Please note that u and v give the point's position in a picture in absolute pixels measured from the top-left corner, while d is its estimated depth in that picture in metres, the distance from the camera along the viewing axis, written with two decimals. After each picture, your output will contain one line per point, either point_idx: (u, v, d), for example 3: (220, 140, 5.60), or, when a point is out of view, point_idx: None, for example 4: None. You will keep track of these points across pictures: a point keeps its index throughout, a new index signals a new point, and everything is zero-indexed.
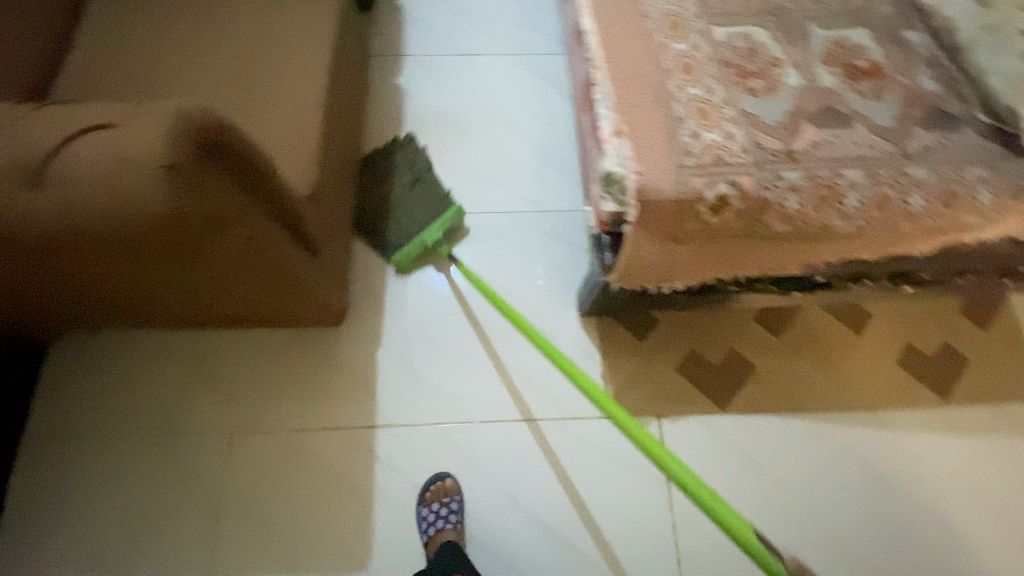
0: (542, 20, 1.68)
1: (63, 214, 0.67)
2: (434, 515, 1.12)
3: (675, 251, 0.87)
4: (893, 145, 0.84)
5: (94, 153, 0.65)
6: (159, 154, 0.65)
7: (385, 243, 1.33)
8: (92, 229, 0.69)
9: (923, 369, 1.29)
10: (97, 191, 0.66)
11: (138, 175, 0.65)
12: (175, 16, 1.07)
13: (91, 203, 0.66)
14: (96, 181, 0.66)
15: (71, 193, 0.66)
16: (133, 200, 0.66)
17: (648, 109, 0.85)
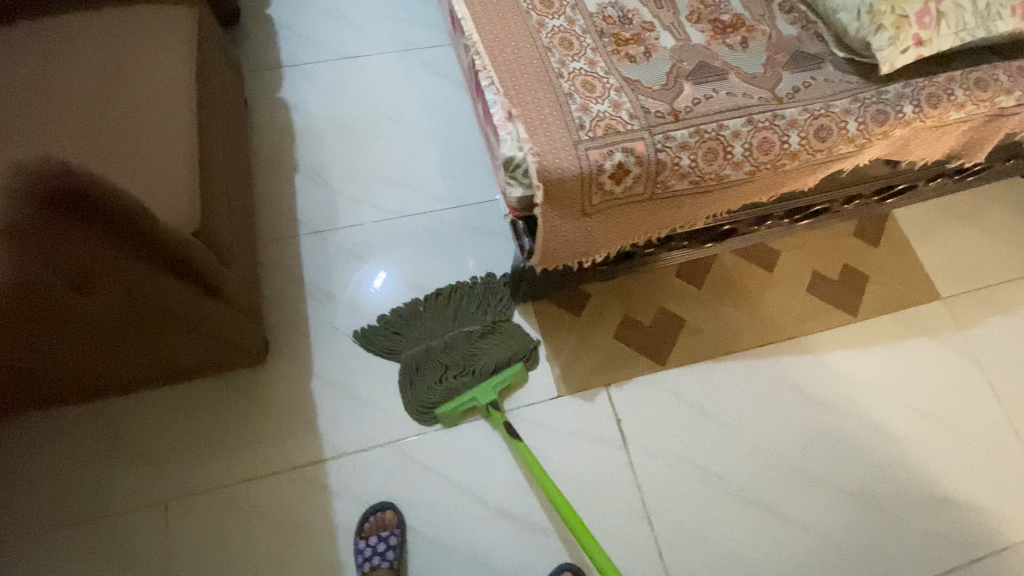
0: (423, 13, 1.63)
1: None
2: (369, 549, 1.07)
3: (588, 224, 0.88)
4: (766, 91, 0.88)
5: None
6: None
7: (430, 389, 1.19)
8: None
9: (831, 292, 1.40)
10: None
11: None
12: (2, 58, 0.94)
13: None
14: None
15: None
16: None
17: (535, 89, 0.85)
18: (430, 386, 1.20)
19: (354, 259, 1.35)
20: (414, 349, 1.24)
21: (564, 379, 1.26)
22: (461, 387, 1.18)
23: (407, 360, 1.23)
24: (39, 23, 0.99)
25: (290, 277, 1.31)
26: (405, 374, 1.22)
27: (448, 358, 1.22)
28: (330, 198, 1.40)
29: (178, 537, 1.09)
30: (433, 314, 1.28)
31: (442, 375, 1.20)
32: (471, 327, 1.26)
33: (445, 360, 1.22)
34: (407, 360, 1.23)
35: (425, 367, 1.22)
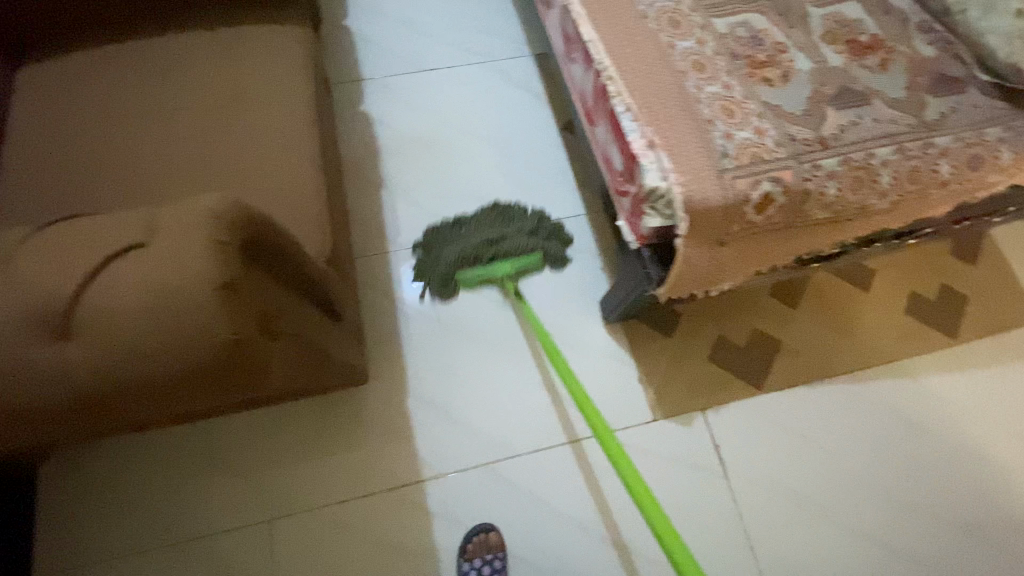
0: (501, 22, 1.61)
1: (94, 377, 0.48)
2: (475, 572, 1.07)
3: (723, 253, 0.86)
4: (912, 116, 0.85)
5: (125, 288, 0.47)
6: (212, 276, 0.48)
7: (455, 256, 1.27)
8: (130, 385, 0.49)
9: (930, 313, 1.36)
10: (139, 337, 0.47)
11: (189, 310, 0.47)
12: (122, 79, 0.94)
13: (131, 350, 0.47)
14: (135, 327, 0.47)
15: (101, 346, 0.47)
16: (195, 343, 0.48)
17: (675, 115, 0.82)
18: (455, 254, 1.27)
19: None
20: (450, 226, 1.32)
21: (659, 401, 1.23)
22: (483, 257, 1.26)
23: (440, 235, 1.31)
24: (153, 41, 0.98)
25: (381, 294, 1.31)
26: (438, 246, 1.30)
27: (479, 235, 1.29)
28: (416, 213, 1.39)
29: (284, 557, 1.10)
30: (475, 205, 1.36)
31: (468, 246, 1.27)
32: (505, 215, 1.34)
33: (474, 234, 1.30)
34: (444, 235, 1.31)
35: (455, 238, 1.30)
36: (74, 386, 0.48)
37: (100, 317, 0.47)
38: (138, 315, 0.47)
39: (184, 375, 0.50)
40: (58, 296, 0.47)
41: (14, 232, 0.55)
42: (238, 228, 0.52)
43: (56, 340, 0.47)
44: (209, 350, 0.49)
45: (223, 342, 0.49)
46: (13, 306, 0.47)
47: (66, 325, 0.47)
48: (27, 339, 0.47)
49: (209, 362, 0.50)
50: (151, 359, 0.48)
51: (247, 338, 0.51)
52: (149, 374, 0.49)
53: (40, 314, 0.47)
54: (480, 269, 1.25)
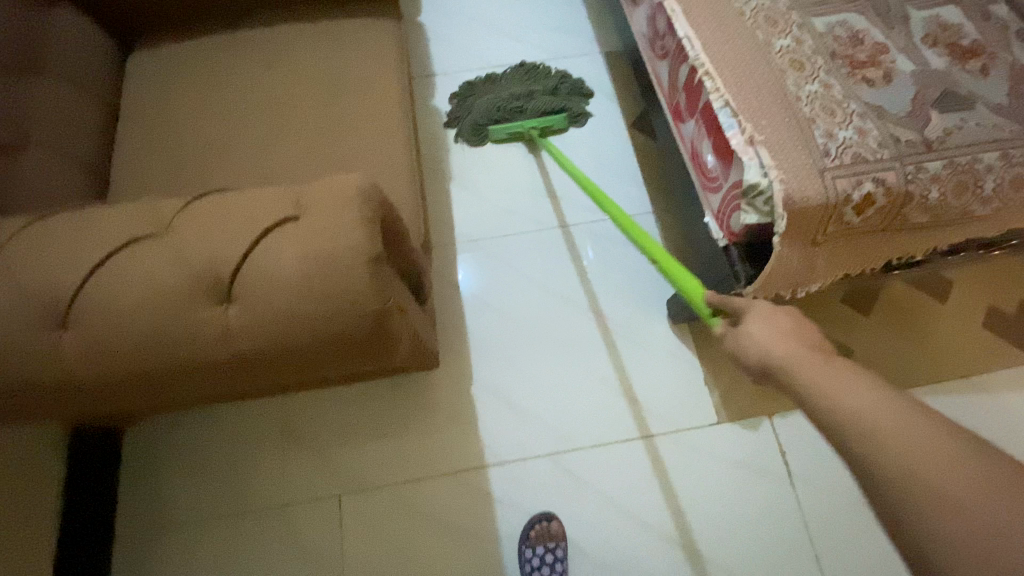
0: (570, 19, 1.62)
1: (251, 336, 0.51)
2: (537, 559, 1.09)
3: (815, 254, 0.85)
4: (1019, 123, 0.83)
5: (287, 258, 0.50)
6: (366, 246, 0.51)
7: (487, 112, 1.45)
8: (281, 352, 0.52)
9: (1009, 328, 1.31)
10: (297, 305, 0.50)
11: (343, 278, 0.50)
12: (228, 65, 0.98)
13: (287, 317, 0.51)
14: (296, 293, 0.50)
15: (262, 312, 0.50)
16: (345, 311, 0.51)
17: (774, 113, 0.82)
18: (487, 110, 1.45)
19: (507, 268, 1.35)
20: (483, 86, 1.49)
21: (724, 403, 1.22)
22: (513, 113, 1.44)
23: (472, 93, 1.49)
24: (256, 30, 1.02)
25: (447, 281, 1.34)
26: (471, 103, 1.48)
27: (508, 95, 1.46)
28: (485, 206, 1.41)
29: (352, 531, 1.13)
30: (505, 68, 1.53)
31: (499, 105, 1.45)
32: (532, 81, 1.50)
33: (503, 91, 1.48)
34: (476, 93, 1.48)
35: (486, 96, 1.48)
36: (231, 351, 0.52)
37: (262, 285, 0.50)
38: (296, 284, 0.50)
39: (330, 344, 0.53)
40: (222, 266, 0.51)
41: (164, 202, 0.58)
42: (377, 205, 0.56)
43: (221, 305, 0.51)
44: (359, 318, 0.51)
45: (368, 311, 0.52)
46: (182, 272, 0.51)
47: (231, 291, 0.51)
48: (195, 302, 0.50)
49: (355, 332, 0.52)
50: (304, 326, 0.51)
51: (388, 311, 0.54)
52: (300, 341, 0.52)
53: (207, 280, 0.51)
54: (509, 124, 1.43)
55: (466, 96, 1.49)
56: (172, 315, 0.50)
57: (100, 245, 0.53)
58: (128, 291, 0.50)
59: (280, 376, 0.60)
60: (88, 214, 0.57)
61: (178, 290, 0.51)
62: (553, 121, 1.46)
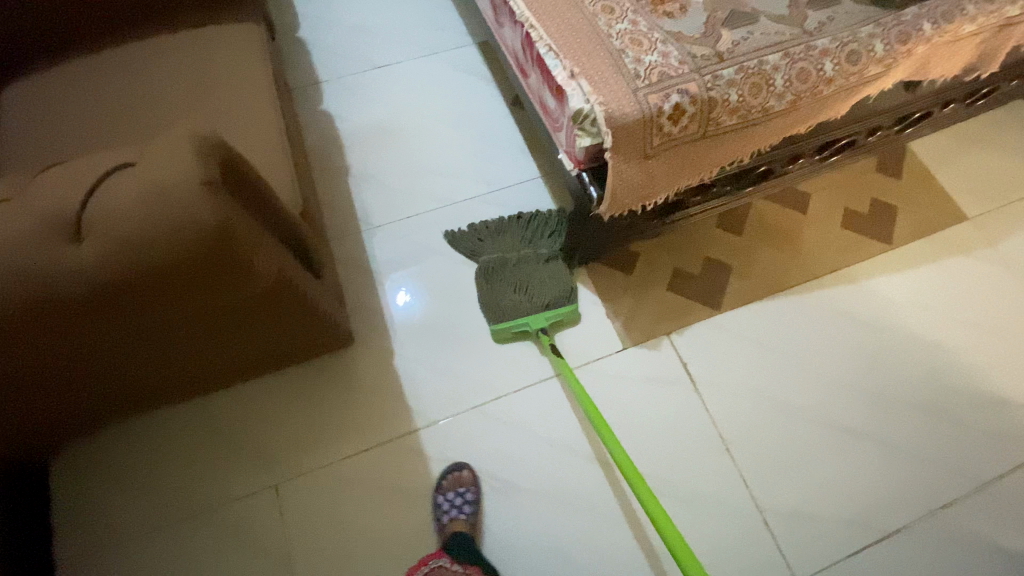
0: (442, 17, 1.74)
1: (106, 268, 0.57)
2: (448, 504, 1.14)
3: (651, 166, 0.97)
4: (796, 27, 0.98)
5: (126, 193, 0.57)
6: (197, 173, 0.59)
7: (492, 303, 1.29)
8: (139, 275, 0.58)
9: (864, 225, 1.48)
10: (141, 228, 0.56)
11: (180, 201, 0.57)
12: (94, 82, 1.02)
13: (135, 243, 0.57)
14: (138, 221, 0.56)
15: (110, 240, 0.56)
16: (186, 230, 0.58)
17: (590, 50, 0.94)
18: (491, 302, 1.29)
19: (413, 247, 1.43)
20: (488, 264, 1.33)
21: (627, 331, 1.32)
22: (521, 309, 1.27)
23: (482, 268, 1.34)
24: (121, 50, 1.07)
25: (359, 269, 1.40)
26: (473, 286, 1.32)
27: (516, 280, 1.30)
28: (386, 196, 1.49)
29: (293, 512, 1.16)
30: (511, 240, 1.37)
31: (505, 293, 1.29)
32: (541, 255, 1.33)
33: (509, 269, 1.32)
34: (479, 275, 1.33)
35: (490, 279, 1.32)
36: (89, 281, 0.57)
37: (107, 217, 0.56)
38: (138, 211, 0.56)
39: (182, 261, 0.60)
40: (68, 207, 0.56)
41: (20, 179, 0.63)
42: (213, 146, 0.63)
43: (71, 244, 0.56)
44: (200, 235, 0.58)
45: (209, 228, 0.59)
46: (31, 218, 0.56)
47: (81, 228, 0.56)
48: (46, 240, 0.55)
49: (203, 246, 0.59)
50: (152, 247, 0.57)
51: (230, 228, 0.61)
52: (152, 262, 0.58)
53: (55, 221, 0.56)
54: (514, 320, 1.27)
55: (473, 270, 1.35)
56: (24, 254, 0.55)
57: None
58: None
59: (155, 310, 0.66)
60: None
61: (29, 235, 0.55)
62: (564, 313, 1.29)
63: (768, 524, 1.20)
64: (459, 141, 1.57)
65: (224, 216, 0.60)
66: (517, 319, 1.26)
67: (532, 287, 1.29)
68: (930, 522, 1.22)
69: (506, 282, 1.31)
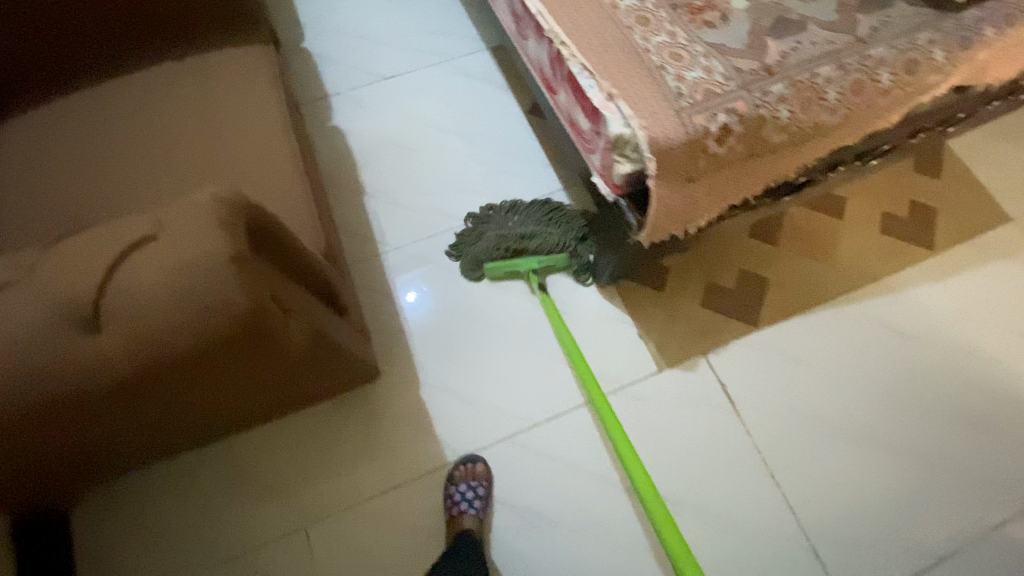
0: (452, 21, 1.66)
1: (127, 358, 0.51)
2: (459, 496, 1.13)
3: (694, 189, 0.91)
4: (848, 34, 0.91)
5: (146, 276, 0.51)
6: (222, 249, 0.52)
7: (488, 245, 1.32)
8: (165, 362, 0.53)
9: (903, 229, 1.41)
10: (165, 315, 0.51)
11: (206, 284, 0.51)
12: (99, 117, 0.97)
13: (160, 331, 0.51)
14: (161, 307, 0.50)
15: (131, 328, 0.51)
16: (215, 314, 0.52)
17: (628, 67, 0.87)
18: (488, 244, 1.32)
19: (434, 268, 1.37)
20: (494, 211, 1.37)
21: (662, 352, 1.27)
22: (514, 252, 1.30)
23: (487, 216, 1.36)
24: (123, 80, 1.01)
25: (379, 294, 1.34)
26: (473, 230, 1.36)
27: (517, 226, 1.33)
28: (402, 214, 1.43)
29: (323, 555, 1.12)
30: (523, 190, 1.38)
31: (501, 237, 1.32)
32: (549, 206, 1.34)
33: (513, 225, 1.34)
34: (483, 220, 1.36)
35: (492, 223, 1.35)
36: (110, 372, 0.52)
37: (127, 302, 0.50)
38: (161, 296, 0.51)
39: (211, 346, 0.54)
40: (83, 290, 0.51)
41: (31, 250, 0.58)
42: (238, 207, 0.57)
43: (88, 334, 0.51)
44: (230, 319, 0.53)
45: (239, 310, 0.53)
46: (43, 305, 0.50)
47: (97, 314, 0.51)
48: (60, 332, 0.50)
49: (233, 330, 0.54)
50: (179, 334, 0.52)
51: (262, 307, 0.55)
52: (179, 349, 0.53)
53: (67, 306, 0.50)
54: (506, 262, 1.29)
55: (476, 225, 1.36)
56: (35, 347, 0.49)
57: None
58: None
59: (182, 387, 0.61)
60: None
61: (43, 326, 0.50)
62: (558, 261, 1.30)
63: (816, 552, 1.16)
64: (475, 153, 1.50)
65: (254, 295, 0.54)
66: (509, 260, 1.29)
67: (531, 233, 1.30)
68: (985, 544, 1.18)
69: (507, 227, 1.34)
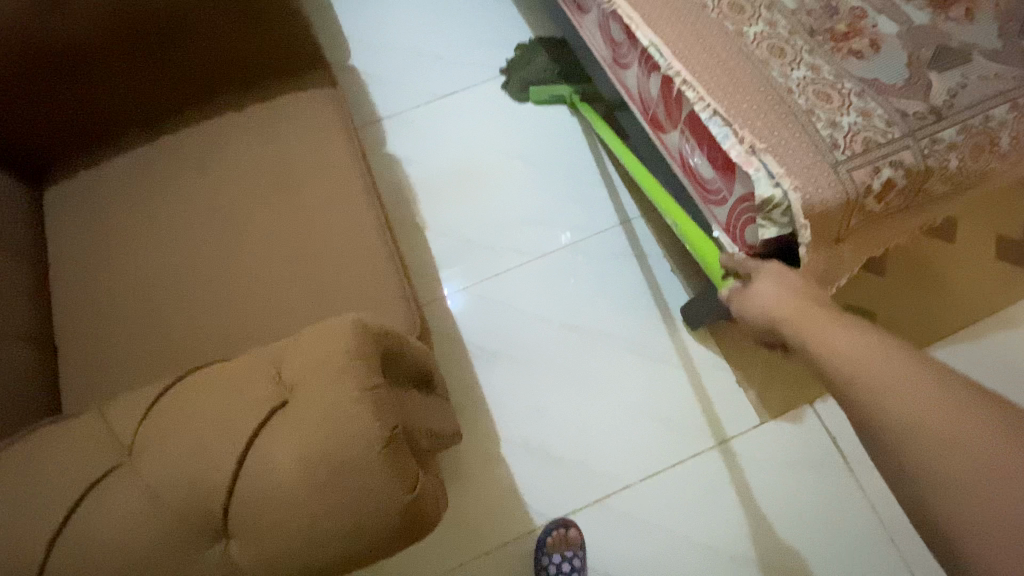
0: (508, 28, 1.52)
1: (265, 573, 0.44)
2: (555, 567, 1.03)
3: (841, 250, 0.79)
4: (1020, 66, 0.78)
5: (287, 473, 0.44)
6: (373, 431, 0.46)
7: (534, 73, 1.43)
8: (308, 573, 0.46)
9: (1022, 253, 1.27)
10: (311, 521, 0.44)
11: (359, 478, 0.45)
12: (162, 186, 0.88)
13: (304, 540, 0.44)
14: (308, 513, 0.44)
15: (270, 542, 0.44)
16: (369, 514, 0.45)
17: (768, 111, 0.75)
18: (534, 71, 1.42)
19: (506, 309, 1.27)
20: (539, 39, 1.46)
21: (763, 402, 1.17)
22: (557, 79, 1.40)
23: (533, 43, 1.45)
24: (186, 140, 0.93)
25: (450, 338, 1.25)
26: (518, 57, 1.45)
27: (561, 56, 1.42)
28: (467, 250, 1.32)
29: None
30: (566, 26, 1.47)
31: (545, 66, 1.42)
32: None
33: (559, 55, 1.42)
34: (527, 48, 1.45)
35: (537, 51, 1.45)
36: None
37: (265, 506, 0.44)
38: (306, 497, 0.44)
39: (360, 550, 0.46)
40: (210, 486, 0.44)
41: (138, 403, 0.51)
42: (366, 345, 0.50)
43: (219, 544, 0.45)
44: (386, 515, 0.45)
45: (395, 502, 0.46)
46: (165, 513, 0.44)
47: (228, 521, 0.44)
48: (190, 551, 0.43)
49: (388, 531, 0.47)
50: (328, 544, 0.45)
51: (418, 495, 0.48)
52: (328, 561, 0.46)
53: (196, 514, 0.44)
54: (551, 87, 1.39)
55: (528, 51, 1.45)
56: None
57: (72, 488, 0.45)
58: (100, 558, 0.42)
59: None
60: (56, 442, 0.49)
61: (168, 539, 0.43)
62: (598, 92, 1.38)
63: None
64: (544, 176, 1.37)
65: (409, 480, 0.47)
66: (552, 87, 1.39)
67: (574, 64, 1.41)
68: None
69: (551, 55, 1.43)
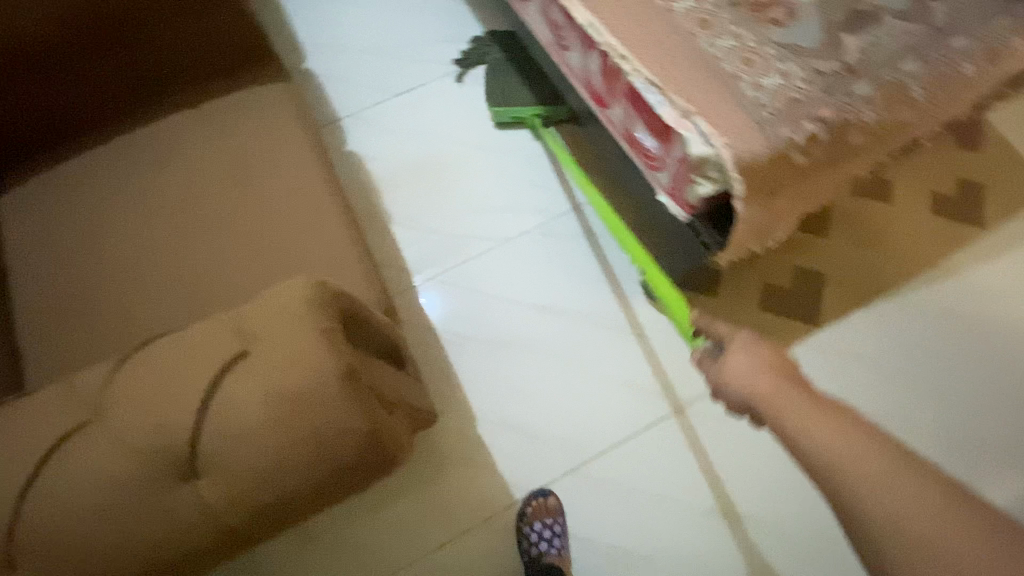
0: (461, 25, 1.56)
1: (233, 500, 0.49)
2: (537, 536, 1.07)
3: (775, 204, 0.85)
4: (924, 24, 0.84)
5: (249, 410, 0.48)
6: (328, 367, 0.50)
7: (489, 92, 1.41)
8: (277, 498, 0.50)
9: (954, 208, 1.36)
10: (275, 452, 0.47)
11: (317, 409, 0.49)
12: (120, 182, 0.90)
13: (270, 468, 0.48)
14: (272, 443, 0.47)
15: (238, 473, 0.48)
16: (330, 440, 0.50)
17: (697, 76, 0.80)
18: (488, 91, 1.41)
19: (474, 294, 1.30)
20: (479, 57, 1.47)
21: None
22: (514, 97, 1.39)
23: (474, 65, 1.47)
24: (142, 138, 0.94)
25: (422, 326, 1.28)
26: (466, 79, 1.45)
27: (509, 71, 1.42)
28: (433, 240, 1.35)
29: None
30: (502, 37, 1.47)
31: (498, 84, 1.41)
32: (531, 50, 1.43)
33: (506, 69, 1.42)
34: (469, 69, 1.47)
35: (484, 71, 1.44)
36: (218, 520, 0.49)
37: (233, 441, 0.47)
38: (270, 431, 0.47)
39: (324, 475, 0.51)
40: (177, 430, 0.47)
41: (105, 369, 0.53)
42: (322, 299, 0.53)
43: (188, 482, 0.48)
44: (345, 441, 0.50)
45: (352, 430, 0.50)
46: (135, 456, 0.47)
47: (194, 460, 0.47)
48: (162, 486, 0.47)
49: (350, 457, 0.52)
50: (293, 471, 0.49)
51: (376, 425, 0.53)
52: (295, 487, 0.50)
53: (165, 455, 0.47)
54: (508, 108, 1.38)
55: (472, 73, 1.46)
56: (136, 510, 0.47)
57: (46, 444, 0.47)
58: (75, 499, 0.46)
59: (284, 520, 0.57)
60: (25, 411, 0.51)
61: (139, 478, 0.47)
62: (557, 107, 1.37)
63: None
64: (505, 164, 1.42)
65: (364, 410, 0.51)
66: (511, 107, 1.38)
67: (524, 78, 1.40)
68: None
69: (498, 72, 1.43)
